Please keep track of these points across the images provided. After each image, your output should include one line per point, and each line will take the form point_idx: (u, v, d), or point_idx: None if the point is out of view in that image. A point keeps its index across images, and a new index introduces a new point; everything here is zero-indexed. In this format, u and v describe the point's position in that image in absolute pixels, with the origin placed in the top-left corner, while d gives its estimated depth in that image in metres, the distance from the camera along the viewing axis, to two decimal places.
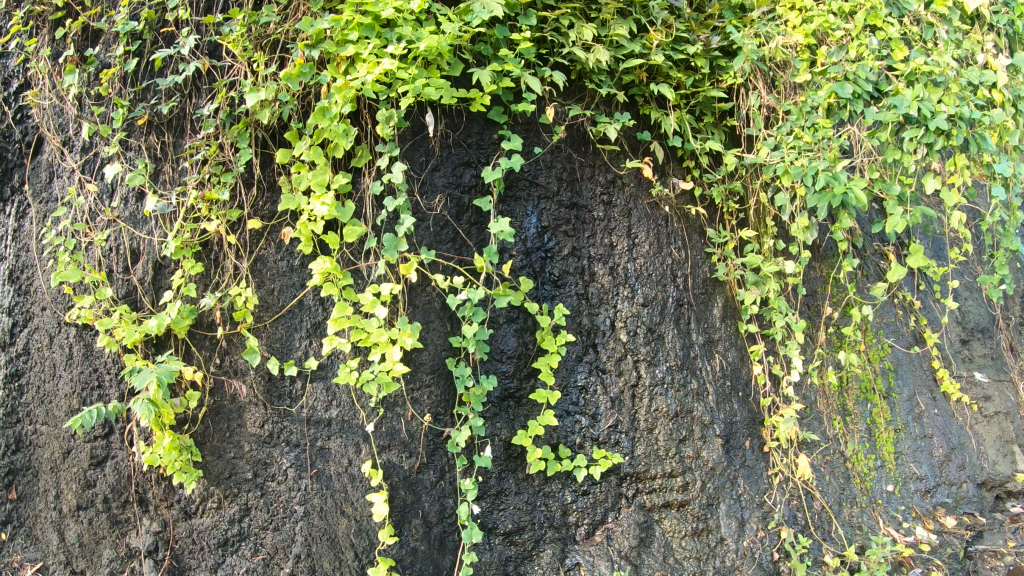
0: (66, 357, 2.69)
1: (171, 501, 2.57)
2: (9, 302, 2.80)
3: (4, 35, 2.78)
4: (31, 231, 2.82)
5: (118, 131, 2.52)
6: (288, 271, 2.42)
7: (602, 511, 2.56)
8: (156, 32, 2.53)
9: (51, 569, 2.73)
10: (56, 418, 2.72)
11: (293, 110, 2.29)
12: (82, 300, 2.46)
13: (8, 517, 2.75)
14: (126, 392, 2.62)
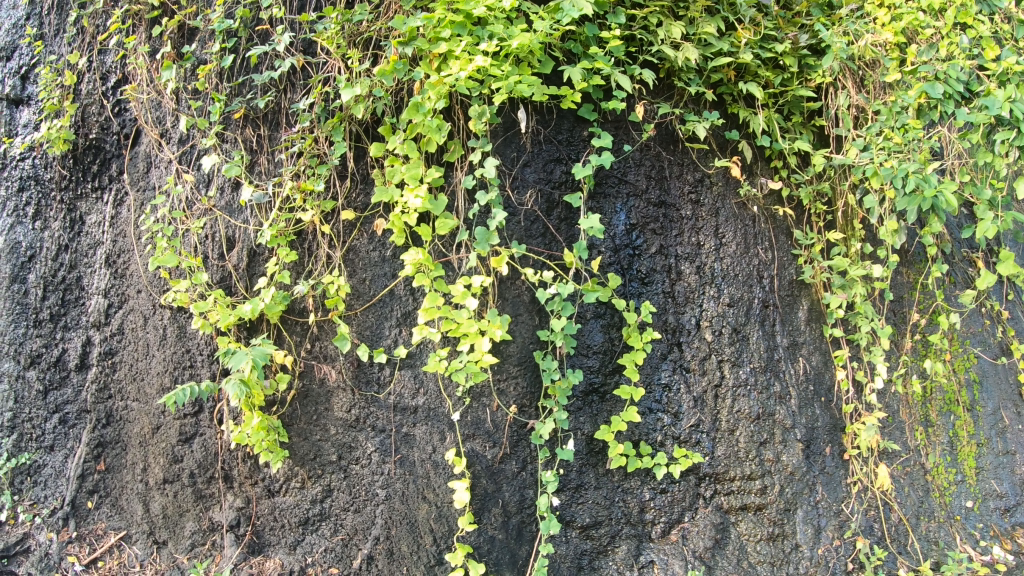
0: (160, 338, 2.82)
1: (256, 479, 2.69)
2: (106, 285, 3.00)
3: (104, 33, 3.00)
4: (129, 218, 2.99)
5: (215, 124, 2.61)
6: (380, 262, 2.49)
7: (679, 510, 2.58)
8: (251, 30, 2.63)
9: (133, 537, 2.92)
10: (148, 395, 2.87)
11: (386, 105, 2.36)
12: (179, 284, 2.58)
13: (95, 487, 2.99)
14: (217, 372, 2.72)
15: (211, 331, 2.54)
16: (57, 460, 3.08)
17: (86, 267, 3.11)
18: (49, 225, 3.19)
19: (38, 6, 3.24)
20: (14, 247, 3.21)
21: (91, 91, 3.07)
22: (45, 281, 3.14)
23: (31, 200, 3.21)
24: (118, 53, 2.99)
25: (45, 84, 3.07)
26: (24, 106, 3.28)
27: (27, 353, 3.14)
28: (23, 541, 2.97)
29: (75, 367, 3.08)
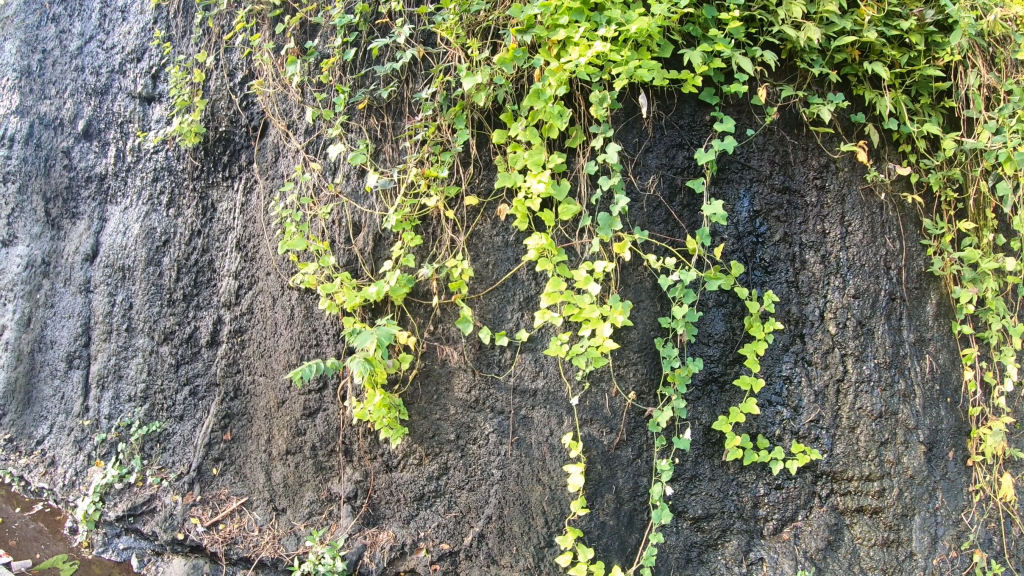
0: (288, 318, 2.97)
1: (375, 454, 2.81)
2: (237, 267, 3.20)
3: (230, 31, 3.16)
4: (258, 204, 3.16)
5: (340, 115, 2.74)
6: (504, 246, 2.55)
7: (793, 508, 2.52)
8: (371, 24, 2.72)
9: (254, 503, 3.11)
10: (274, 370, 3.04)
11: (508, 93, 2.42)
12: (307, 267, 2.69)
13: (222, 455, 3.22)
14: (342, 351, 2.84)
15: (338, 311, 2.68)
16: (186, 429, 3.38)
17: (217, 251, 3.31)
18: (182, 212, 3.46)
19: (165, 12, 3.57)
20: (151, 232, 3.56)
21: (219, 87, 3.26)
22: (179, 264, 3.42)
23: (165, 189, 3.53)
24: (244, 50, 3.15)
25: (176, 82, 3.31)
26: (156, 103, 3.65)
27: (162, 329, 3.46)
28: (151, 501, 3.30)
29: (207, 343, 3.32)
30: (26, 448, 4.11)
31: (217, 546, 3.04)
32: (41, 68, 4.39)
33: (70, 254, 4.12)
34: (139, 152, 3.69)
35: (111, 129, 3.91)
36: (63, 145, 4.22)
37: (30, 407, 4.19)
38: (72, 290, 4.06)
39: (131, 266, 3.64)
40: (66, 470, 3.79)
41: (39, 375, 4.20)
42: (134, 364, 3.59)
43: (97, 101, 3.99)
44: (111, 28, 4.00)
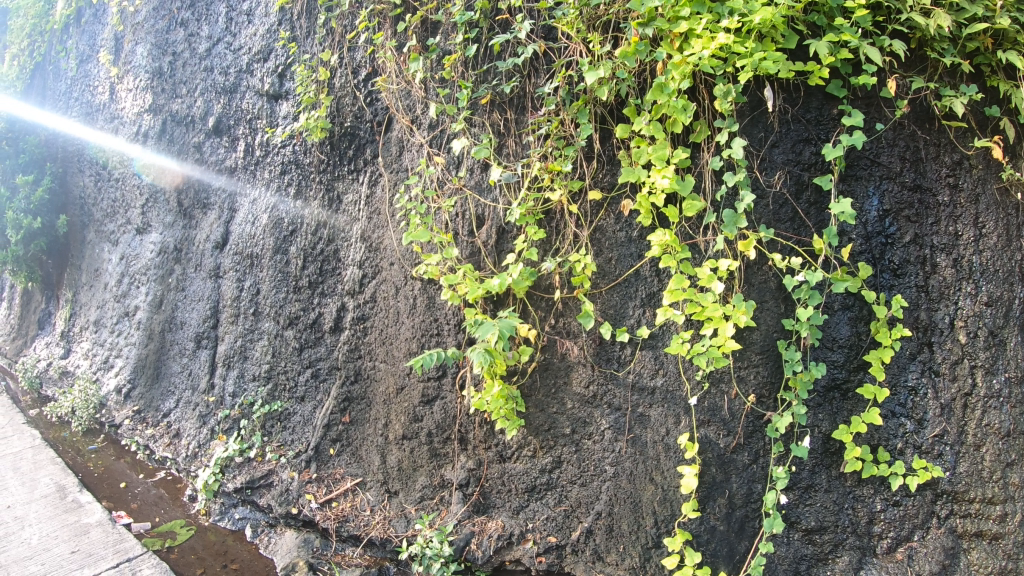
0: (411, 307, 3.08)
1: (489, 444, 2.87)
2: (362, 257, 3.33)
3: (354, 31, 3.28)
4: (383, 197, 3.27)
5: (463, 110, 2.80)
6: (627, 242, 2.53)
7: (909, 527, 2.38)
8: (492, 21, 2.75)
9: (368, 484, 3.23)
10: (396, 357, 3.15)
11: (631, 87, 2.40)
12: (431, 258, 2.78)
13: (340, 436, 3.37)
14: (463, 341, 2.92)
15: (459, 302, 2.73)
16: (306, 409, 3.56)
17: (342, 241, 3.45)
18: (309, 202, 3.64)
19: (289, 13, 3.72)
20: (279, 222, 3.76)
21: (344, 84, 3.38)
22: (306, 253, 3.59)
23: (293, 181, 3.74)
24: (367, 48, 3.25)
25: (303, 80, 3.50)
26: (283, 100, 3.82)
27: (288, 314, 3.66)
28: (268, 475, 3.51)
29: (329, 329, 3.46)
30: (153, 420, 4.53)
31: (328, 523, 3.17)
32: (172, 69, 4.81)
33: (201, 241, 4.46)
34: (268, 147, 3.90)
35: (240, 126, 4.13)
36: (195, 140, 4.55)
37: (159, 382, 4.65)
38: (202, 275, 4.39)
39: (260, 254, 3.87)
40: (190, 442, 4.10)
41: (168, 353, 4.64)
42: (260, 347, 3.81)
43: (226, 99, 4.22)
44: (238, 30, 4.17)
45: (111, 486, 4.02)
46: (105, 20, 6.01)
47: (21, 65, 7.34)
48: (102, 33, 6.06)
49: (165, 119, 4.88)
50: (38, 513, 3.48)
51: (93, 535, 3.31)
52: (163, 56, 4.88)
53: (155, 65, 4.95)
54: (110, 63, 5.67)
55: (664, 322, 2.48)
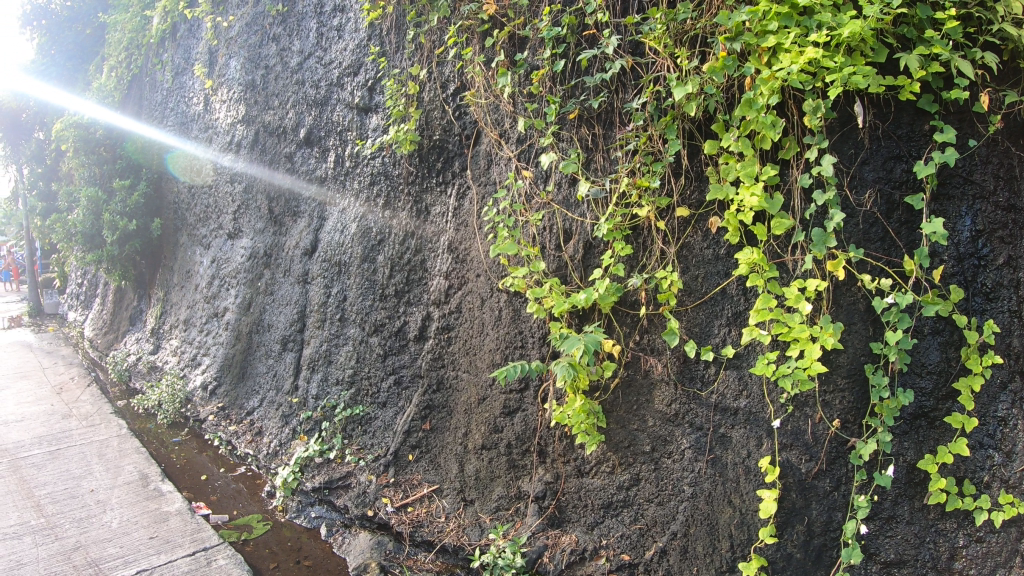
0: (496, 319, 3.12)
1: (568, 458, 2.88)
2: (449, 268, 3.40)
3: (443, 47, 3.36)
4: (470, 209, 3.33)
5: (551, 124, 2.85)
6: (714, 260, 2.49)
7: (992, 565, 2.23)
8: (578, 36, 2.77)
9: (444, 491, 3.27)
10: (479, 368, 3.21)
11: (719, 102, 2.36)
12: (519, 271, 2.88)
13: (420, 442, 3.44)
14: (547, 354, 2.93)
15: (546, 315, 2.83)
16: (387, 415, 3.64)
17: (430, 252, 3.53)
18: (397, 213, 3.74)
19: (379, 29, 3.85)
20: (367, 231, 3.89)
21: (433, 98, 3.47)
22: (393, 262, 3.69)
23: (382, 192, 3.85)
24: (456, 63, 3.32)
25: (393, 94, 3.62)
26: (372, 113, 3.94)
27: (373, 321, 3.77)
28: (346, 477, 3.61)
29: (414, 337, 3.55)
30: (237, 417, 4.73)
31: (403, 527, 3.23)
32: (265, 82, 5.05)
33: (290, 247, 4.65)
34: (357, 159, 4.03)
35: (330, 137, 4.29)
36: (287, 150, 4.75)
37: (245, 381, 4.86)
38: (291, 280, 4.56)
39: (348, 262, 4.00)
40: (272, 440, 4.26)
41: (254, 354, 4.84)
42: (344, 351, 3.94)
43: (318, 111, 4.40)
44: (328, 45, 4.34)
45: (192, 478, 4.23)
46: (199, 35, 6.37)
47: (127, 78, 7.87)
48: (196, 48, 6.42)
49: (258, 129, 5.12)
50: (120, 499, 3.74)
51: (171, 523, 3.48)
52: (256, 70, 5.13)
53: (249, 79, 5.23)
54: (205, 75, 5.99)
55: (749, 342, 2.42)
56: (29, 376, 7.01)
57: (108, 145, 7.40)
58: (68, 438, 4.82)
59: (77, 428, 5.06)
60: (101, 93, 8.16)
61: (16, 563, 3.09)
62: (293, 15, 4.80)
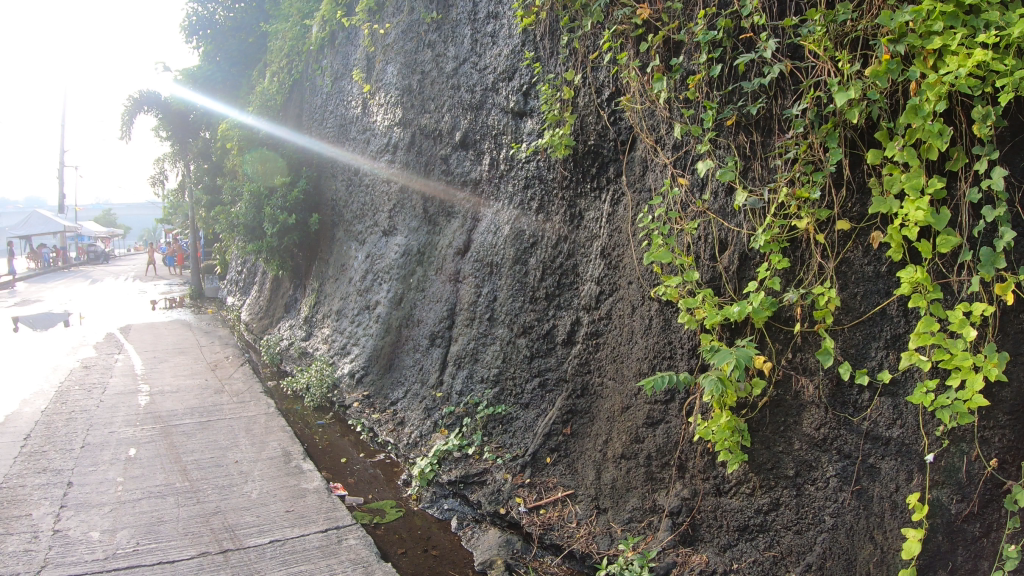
0: (645, 327, 3.09)
1: (708, 475, 2.80)
2: (600, 273, 3.40)
3: (597, 52, 3.37)
4: (625, 215, 3.31)
5: (708, 131, 2.80)
6: (874, 277, 2.36)
7: None
8: (734, 40, 2.70)
9: (579, 497, 3.26)
10: (625, 376, 3.20)
11: (882, 109, 2.23)
12: (672, 280, 2.87)
13: (559, 446, 3.46)
14: (696, 366, 2.86)
15: (696, 326, 2.77)
16: (529, 416, 3.70)
17: (582, 257, 3.55)
18: (550, 217, 3.80)
19: (533, 34, 3.91)
20: (521, 233, 3.98)
21: (587, 103, 3.48)
22: (545, 265, 3.76)
23: (535, 196, 3.92)
24: (611, 68, 3.31)
25: (548, 99, 3.68)
26: (527, 117, 4.01)
27: (522, 323, 3.86)
28: (483, 473, 3.69)
29: (562, 341, 3.60)
30: (380, 406, 4.96)
31: (533, 528, 3.26)
32: (421, 87, 5.27)
33: (444, 247, 4.83)
34: (512, 162, 4.11)
35: (485, 141, 4.42)
36: (442, 153, 4.93)
37: (391, 372, 5.08)
38: (443, 278, 4.74)
39: (500, 263, 4.11)
40: (412, 432, 4.42)
41: (402, 347, 5.06)
42: (492, 351, 4.07)
43: (473, 115, 4.54)
44: (482, 51, 4.47)
45: (333, 460, 4.49)
46: (358, 41, 6.73)
47: (290, 81, 8.49)
48: (354, 54, 6.81)
49: (414, 132, 5.35)
50: (261, 472, 4.05)
51: (308, 499, 3.71)
52: (412, 75, 5.37)
53: (405, 83, 5.48)
54: (363, 80, 6.35)
55: (907, 367, 2.28)
56: (186, 352, 7.74)
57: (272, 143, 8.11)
58: (217, 411, 5.28)
59: (226, 402, 5.52)
60: (265, 97, 8.83)
61: (158, 520, 3.43)
62: (448, 22, 4.99)
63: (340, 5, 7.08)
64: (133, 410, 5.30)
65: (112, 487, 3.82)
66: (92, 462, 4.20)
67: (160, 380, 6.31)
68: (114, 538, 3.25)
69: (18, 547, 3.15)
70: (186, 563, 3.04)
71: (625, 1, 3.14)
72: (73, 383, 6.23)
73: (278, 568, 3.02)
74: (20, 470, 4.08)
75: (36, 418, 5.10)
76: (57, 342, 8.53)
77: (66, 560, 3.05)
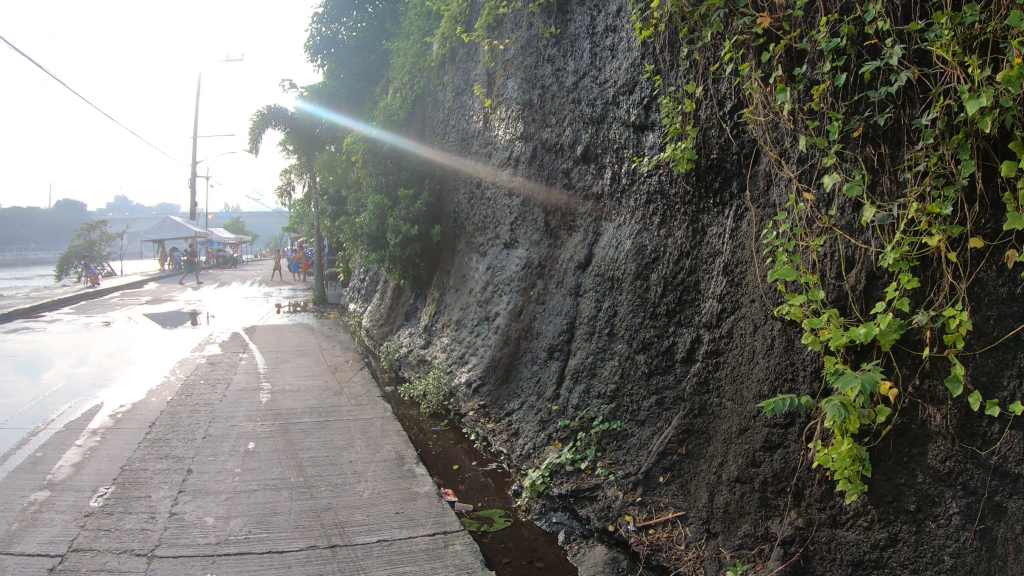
0: (767, 347, 2.98)
1: (824, 505, 2.64)
2: (722, 290, 3.29)
3: (719, 63, 3.31)
4: (749, 231, 3.19)
5: (834, 143, 2.67)
6: (1010, 300, 2.22)
7: None
8: (859, 47, 2.57)
9: (689, 519, 3.14)
10: (744, 397, 3.07)
11: (1017, 117, 2.07)
12: (796, 299, 2.74)
13: (672, 466, 3.32)
14: (818, 390, 2.75)
15: (820, 348, 2.64)
16: (644, 434, 3.61)
17: (704, 273, 3.45)
18: (673, 232, 3.73)
19: (653, 47, 3.90)
20: (642, 248, 3.93)
21: (710, 116, 3.41)
22: (667, 281, 3.69)
23: (658, 211, 3.87)
24: (733, 79, 3.23)
25: (669, 112, 3.64)
26: (648, 131, 3.96)
27: (642, 339, 3.79)
28: (593, 489, 3.64)
29: (682, 359, 3.50)
30: (495, 416, 5.00)
31: (641, 548, 3.19)
32: (541, 101, 5.34)
33: (565, 260, 4.85)
34: (635, 176, 4.08)
35: (607, 154, 4.40)
36: (564, 167, 4.97)
37: (507, 383, 5.11)
38: (563, 292, 4.75)
39: (621, 277, 4.08)
40: (526, 443, 4.43)
41: (520, 359, 5.08)
42: (610, 366, 4.02)
43: (594, 128, 4.54)
44: (602, 64, 4.50)
45: (445, 466, 4.61)
46: (477, 57, 6.92)
47: (413, 97, 8.85)
48: (474, 70, 6.98)
49: (535, 146, 5.42)
50: (374, 473, 4.18)
51: (418, 503, 3.79)
52: (533, 90, 5.45)
53: (525, 97, 5.58)
54: (483, 95, 6.49)
55: None
56: (308, 354, 8.13)
57: (393, 157, 8.48)
58: (335, 412, 5.51)
59: (345, 404, 5.76)
60: (387, 112, 9.27)
61: (271, 511, 3.61)
62: (568, 36, 5.06)
63: (459, 21, 7.28)
64: (255, 406, 5.61)
65: (229, 477, 4.06)
66: (212, 452, 4.48)
67: (281, 379, 6.66)
68: (227, 524, 3.45)
69: (137, 525, 3.40)
70: (294, 554, 3.18)
71: (745, 10, 3.08)
72: (199, 377, 6.67)
73: (384, 568, 3.11)
74: (145, 455, 4.40)
75: (163, 409, 5.50)
76: (188, 339, 9.17)
77: (179, 541, 3.25)
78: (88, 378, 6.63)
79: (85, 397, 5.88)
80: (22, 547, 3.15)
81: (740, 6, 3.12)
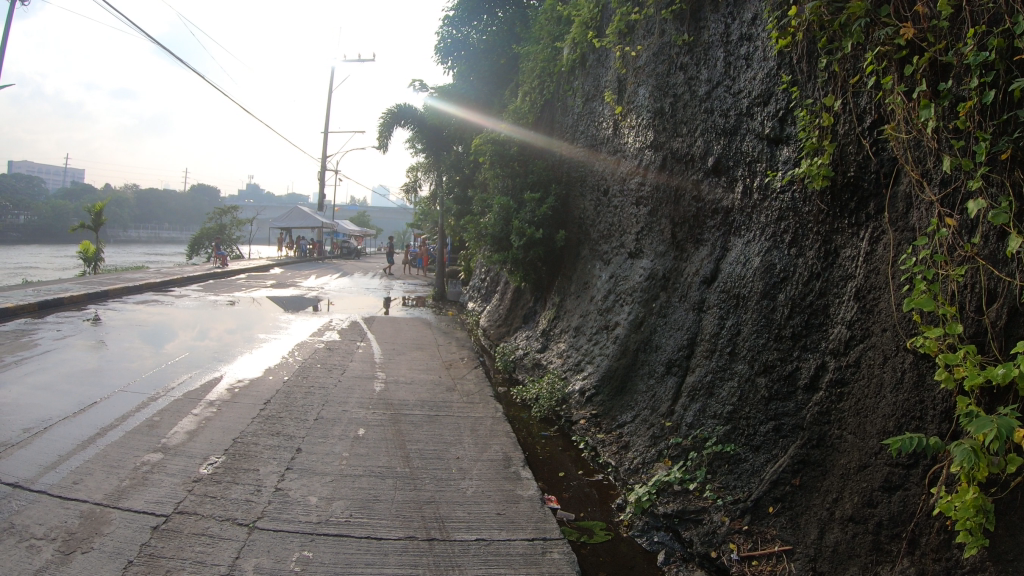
0: (896, 382, 2.79)
1: (941, 556, 2.44)
2: (853, 317, 3.11)
3: (858, 75, 3.15)
4: (885, 256, 3.00)
5: (980, 166, 2.46)
6: None
7: None
8: (1008, 62, 2.38)
9: (796, 555, 2.96)
10: (867, 433, 2.88)
11: None
12: (930, 331, 2.53)
13: (784, 497, 3.16)
14: (947, 432, 2.55)
15: (953, 386, 2.44)
16: (757, 460, 3.43)
17: (834, 297, 3.26)
18: (804, 251, 3.54)
19: (790, 57, 3.76)
20: (771, 266, 3.77)
21: (848, 131, 3.22)
22: (794, 303, 3.51)
23: (789, 229, 3.70)
24: (875, 93, 3.05)
25: (806, 126, 3.47)
26: (783, 144, 3.80)
27: (764, 361, 3.62)
28: (699, 512, 3.50)
29: (805, 386, 3.31)
30: (607, 427, 4.92)
31: None
32: (671, 110, 5.25)
33: (690, 274, 4.74)
34: (767, 191, 3.92)
35: (739, 167, 4.26)
36: (694, 178, 4.86)
37: (621, 395, 5.03)
38: (686, 306, 4.63)
39: (747, 295, 3.92)
40: (635, 457, 4.34)
41: (637, 371, 4.99)
42: (728, 387, 3.86)
43: (727, 140, 4.40)
44: (736, 74, 4.36)
45: (551, 472, 4.62)
46: (608, 63, 6.89)
47: (543, 101, 8.94)
48: (604, 75, 6.95)
49: (665, 155, 5.32)
50: (479, 472, 4.24)
51: (519, 506, 3.81)
52: (665, 98, 5.36)
53: (657, 105, 5.48)
54: (613, 101, 6.46)
55: None
56: (425, 349, 8.34)
57: (519, 160, 8.61)
58: (446, 407, 5.63)
59: (456, 401, 5.87)
60: (518, 115, 9.46)
61: (375, 498, 3.73)
62: (701, 44, 4.95)
63: (590, 27, 7.27)
64: (369, 394, 5.83)
65: (336, 459, 4.23)
66: (323, 434, 4.68)
67: (395, 370, 6.89)
68: (330, 505, 3.59)
69: (241, 496, 3.61)
70: (393, 542, 3.27)
71: (888, 19, 2.89)
72: (317, 361, 7.00)
73: (478, 567, 3.13)
74: (257, 430, 4.66)
75: (279, 388, 5.81)
76: (312, 325, 9.62)
77: (281, 516, 3.42)
78: (209, 353, 7.10)
79: (204, 369, 6.32)
80: (129, 503, 3.42)
81: (882, 16, 2.95)
